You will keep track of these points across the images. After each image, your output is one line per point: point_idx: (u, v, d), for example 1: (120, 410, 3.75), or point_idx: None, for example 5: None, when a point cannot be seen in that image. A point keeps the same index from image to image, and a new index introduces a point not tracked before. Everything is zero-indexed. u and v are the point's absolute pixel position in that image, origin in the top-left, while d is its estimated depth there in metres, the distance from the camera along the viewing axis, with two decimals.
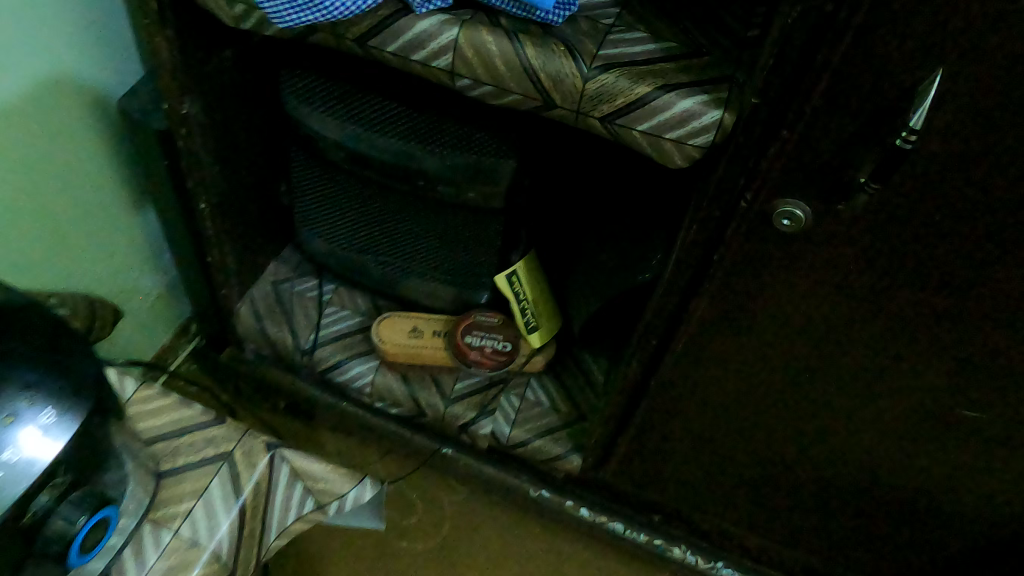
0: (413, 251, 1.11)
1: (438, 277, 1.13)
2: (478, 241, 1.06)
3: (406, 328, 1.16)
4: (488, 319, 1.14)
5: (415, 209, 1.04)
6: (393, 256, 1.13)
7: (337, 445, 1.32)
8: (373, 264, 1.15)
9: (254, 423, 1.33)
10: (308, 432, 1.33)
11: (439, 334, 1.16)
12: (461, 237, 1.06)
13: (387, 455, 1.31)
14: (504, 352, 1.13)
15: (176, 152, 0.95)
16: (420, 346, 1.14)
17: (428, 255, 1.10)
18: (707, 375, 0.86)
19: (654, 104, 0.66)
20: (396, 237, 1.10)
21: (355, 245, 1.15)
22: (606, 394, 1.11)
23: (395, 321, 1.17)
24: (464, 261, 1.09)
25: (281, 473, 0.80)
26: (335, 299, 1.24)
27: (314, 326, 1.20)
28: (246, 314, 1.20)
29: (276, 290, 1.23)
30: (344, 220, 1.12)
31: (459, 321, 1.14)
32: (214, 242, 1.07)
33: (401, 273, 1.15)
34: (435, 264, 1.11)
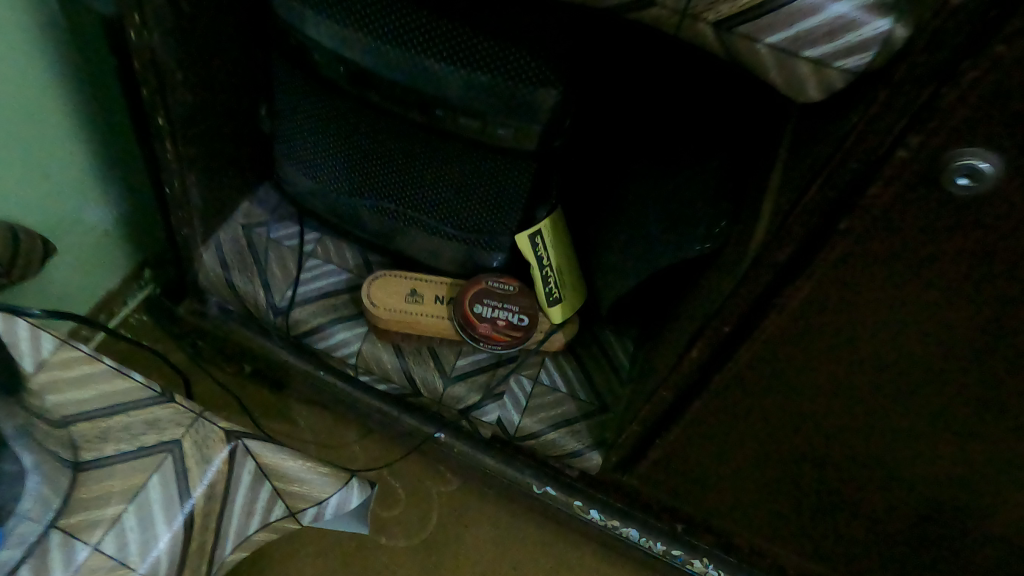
0: (420, 198, 0.91)
1: (447, 234, 0.94)
2: (501, 192, 0.87)
3: (402, 291, 0.97)
4: (503, 286, 0.95)
5: (428, 146, 0.85)
6: (394, 204, 0.93)
7: (309, 421, 1.13)
8: (369, 212, 0.96)
9: (214, 390, 1.14)
10: (276, 404, 1.14)
11: (441, 301, 0.97)
12: (482, 184, 0.87)
13: (367, 436, 1.13)
14: (519, 327, 0.94)
15: (127, 48, 0.75)
16: (420, 313, 0.96)
17: (437, 206, 0.91)
18: (786, 375, 0.68)
19: (797, 6, 0.48)
20: (401, 180, 0.90)
21: (347, 189, 0.95)
22: (635, 384, 0.94)
23: (391, 281, 0.98)
24: (481, 216, 0.91)
25: (244, 471, 0.61)
26: (318, 251, 1.05)
27: (292, 280, 1.01)
28: (210, 262, 1.00)
29: (248, 236, 1.03)
30: (336, 154, 0.92)
31: (466, 287, 0.95)
32: (173, 169, 0.86)
33: (401, 227, 0.96)
34: (444, 218, 0.92)
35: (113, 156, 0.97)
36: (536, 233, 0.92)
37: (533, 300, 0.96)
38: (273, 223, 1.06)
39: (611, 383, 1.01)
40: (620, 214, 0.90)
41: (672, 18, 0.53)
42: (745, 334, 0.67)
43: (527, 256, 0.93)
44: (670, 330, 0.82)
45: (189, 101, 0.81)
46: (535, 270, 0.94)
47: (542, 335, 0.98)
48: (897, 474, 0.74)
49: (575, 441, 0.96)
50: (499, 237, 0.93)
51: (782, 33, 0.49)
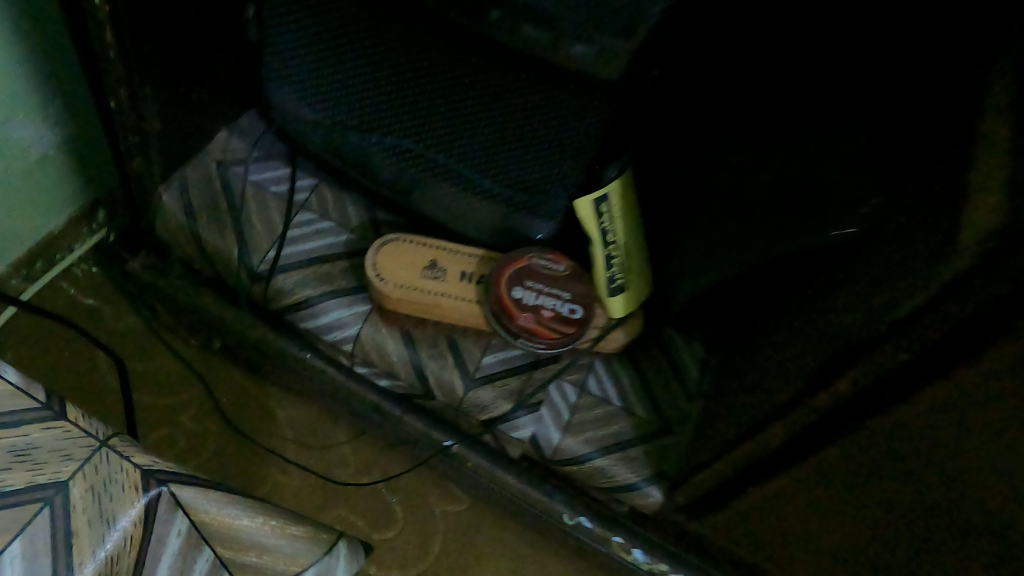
0: (451, 139, 0.69)
1: (481, 191, 0.72)
2: (561, 138, 0.64)
3: (419, 264, 0.74)
4: (551, 266, 0.73)
5: (467, 66, 0.62)
6: (417, 144, 0.71)
7: (289, 414, 0.90)
8: (381, 153, 0.73)
9: (173, 367, 0.91)
10: (248, 389, 0.91)
11: (470, 280, 0.74)
12: (536, 126, 0.64)
13: (359, 438, 0.90)
14: (569, 320, 0.72)
15: None
16: (440, 295, 0.73)
17: (472, 151, 0.69)
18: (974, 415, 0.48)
19: None
20: (429, 112, 0.67)
21: (353, 121, 0.72)
22: (711, 405, 0.72)
23: (405, 250, 0.75)
24: (529, 170, 0.68)
25: (173, 533, 0.39)
26: (312, 203, 0.81)
27: (277, 238, 0.78)
28: (172, 205, 0.77)
29: (223, 176, 0.80)
30: (341, 73, 0.69)
31: (503, 264, 0.72)
32: (118, 76, 0.63)
33: (421, 176, 0.73)
34: (481, 168, 0.70)
35: (49, 58, 0.74)
36: (603, 200, 0.69)
37: (588, 285, 0.74)
38: (255, 161, 0.82)
39: (674, 396, 0.79)
40: (718, 183, 0.67)
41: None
42: (931, 370, 0.45)
43: (588, 229, 0.70)
44: (780, 343, 0.60)
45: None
46: (597, 248, 0.71)
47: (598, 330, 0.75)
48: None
49: (629, 471, 0.74)
50: (549, 201, 0.70)
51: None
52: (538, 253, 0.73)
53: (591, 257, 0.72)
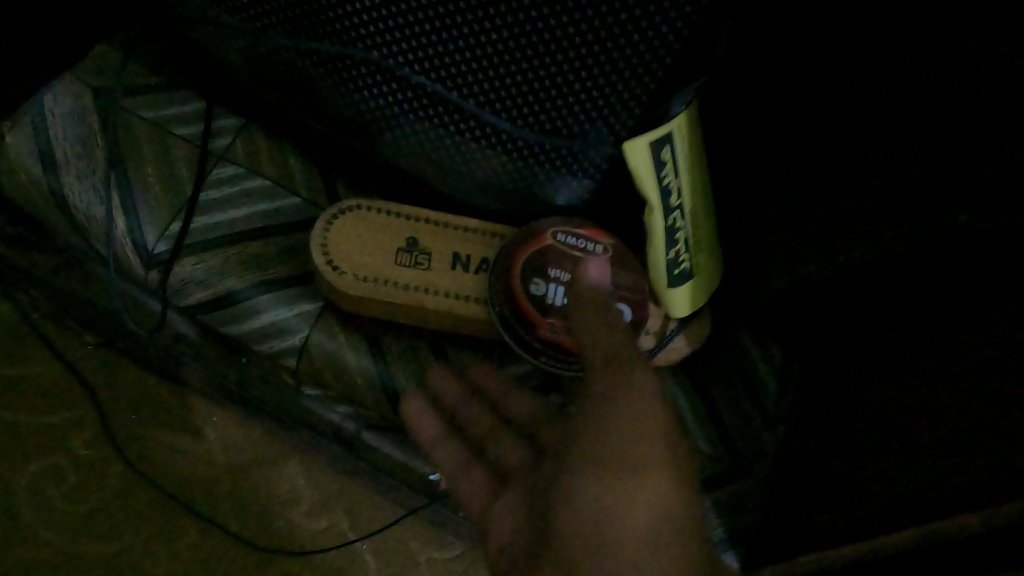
0: (430, 52, 0.44)
1: (479, 129, 0.48)
2: (603, 54, 0.40)
3: (391, 244, 0.51)
4: (585, 247, 0.50)
5: None
6: (389, 61, 0.46)
7: (219, 435, 0.66)
8: (329, 72, 0.49)
9: (57, 377, 0.66)
10: (162, 403, 0.66)
11: (467, 267, 0.51)
12: (562, 31, 0.39)
13: (312, 468, 0.66)
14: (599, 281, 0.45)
15: None
16: (425, 289, 0.50)
17: (464, 70, 0.44)
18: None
19: None
20: (408, 9, 0.42)
21: (281, 23, 0.47)
22: (813, 445, 0.50)
23: (371, 226, 0.51)
24: (552, 100, 0.44)
25: None
26: (236, 150, 0.57)
27: (184, 205, 0.54)
28: (23, 154, 0.53)
29: (101, 108, 0.54)
30: None
31: (515, 242, 0.50)
32: None
33: (391, 105, 0.49)
34: (478, 96, 0.46)
35: None
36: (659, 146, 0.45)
37: (638, 270, 0.50)
38: (149, 90, 0.56)
39: (747, 421, 0.57)
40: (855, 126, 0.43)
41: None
42: None
43: (643, 189, 0.47)
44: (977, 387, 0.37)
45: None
46: (656, 218, 0.48)
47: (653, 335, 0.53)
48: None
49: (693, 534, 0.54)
50: (581, 147, 0.46)
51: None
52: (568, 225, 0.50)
53: (646, 233, 0.49)
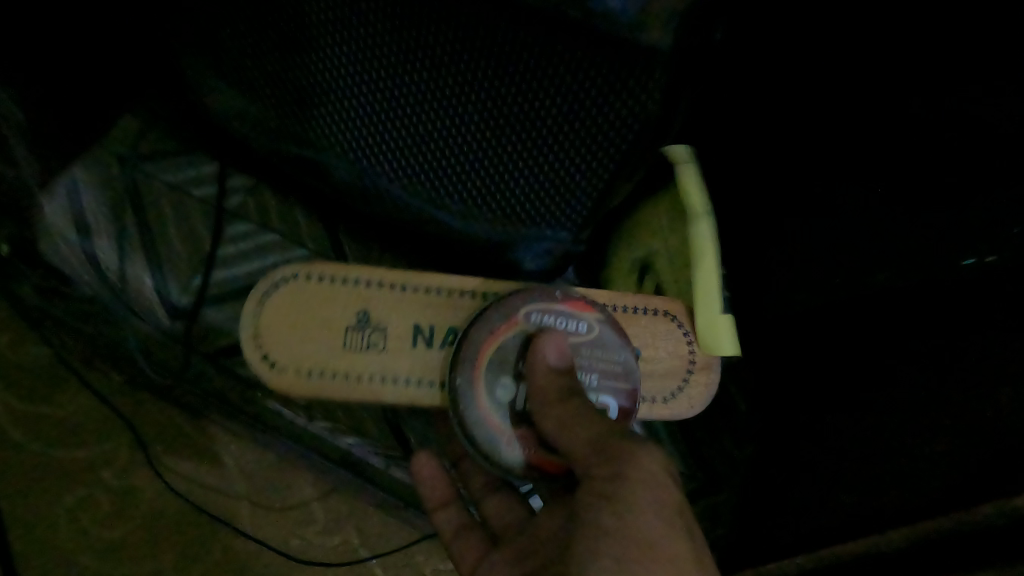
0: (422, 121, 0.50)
1: (462, 192, 0.52)
2: (581, 103, 0.47)
3: (339, 324, 0.50)
4: (570, 326, 0.48)
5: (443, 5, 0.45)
6: (406, 111, 0.50)
7: (239, 462, 0.72)
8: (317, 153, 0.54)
9: (91, 413, 0.72)
10: (185, 431, 0.72)
11: (432, 346, 0.50)
12: (544, 85, 0.47)
13: (329, 496, 0.72)
14: (558, 350, 0.45)
15: None
16: (366, 377, 0.50)
17: (453, 133, 0.50)
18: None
19: None
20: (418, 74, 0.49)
21: (277, 110, 0.53)
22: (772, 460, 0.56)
23: (316, 295, 0.51)
24: (534, 154, 0.50)
25: None
26: (250, 209, 0.63)
27: (203, 260, 0.61)
28: (57, 220, 0.58)
29: (127, 176, 0.61)
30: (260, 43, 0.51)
31: (470, 357, 0.47)
32: None
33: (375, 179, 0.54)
34: (465, 158, 0.51)
35: None
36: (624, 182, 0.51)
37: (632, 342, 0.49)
38: (168, 156, 0.63)
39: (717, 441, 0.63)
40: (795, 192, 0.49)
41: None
42: None
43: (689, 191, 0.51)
44: None
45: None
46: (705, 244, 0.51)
47: (663, 401, 0.53)
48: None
49: None
50: (559, 203, 0.51)
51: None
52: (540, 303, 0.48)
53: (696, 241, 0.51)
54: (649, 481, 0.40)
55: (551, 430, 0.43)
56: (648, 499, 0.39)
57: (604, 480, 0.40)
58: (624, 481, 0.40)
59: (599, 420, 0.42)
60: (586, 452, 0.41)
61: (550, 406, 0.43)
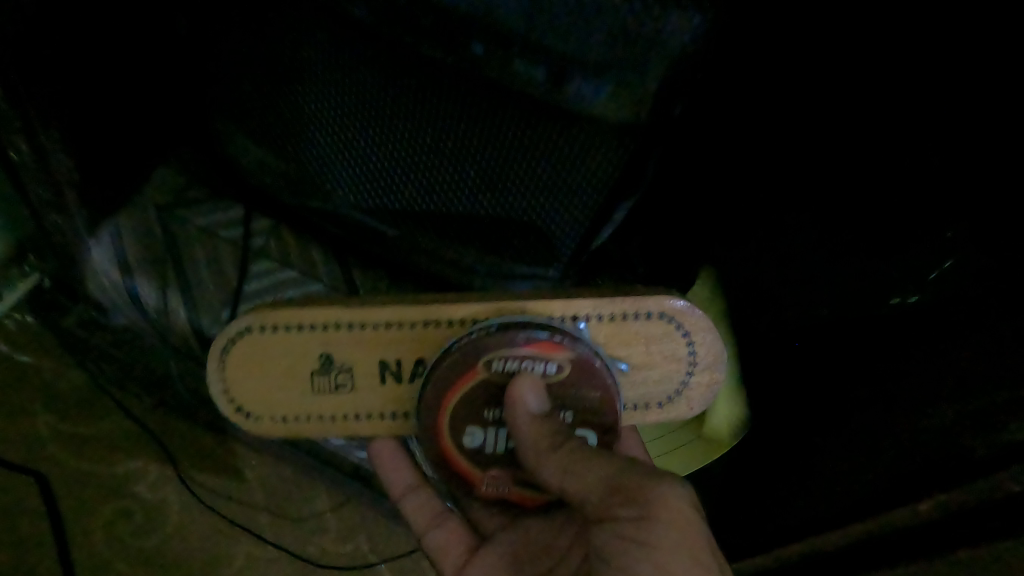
0: (402, 183, 0.57)
1: (444, 239, 0.59)
2: (540, 169, 0.52)
3: (301, 371, 0.47)
4: (537, 370, 0.41)
5: (415, 93, 0.51)
6: (389, 176, 0.57)
7: (259, 475, 0.79)
8: (319, 203, 0.61)
9: (127, 430, 0.79)
10: (210, 447, 0.79)
11: (400, 380, 0.46)
12: (505, 157, 0.53)
13: (342, 507, 0.79)
14: (535, 395, 0.41)
15: None
16: (346, 416, 0.48)
17: (432, 195, 0.57)
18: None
19: None
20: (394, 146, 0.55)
21: (283, 169, 0.60)
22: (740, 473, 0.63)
23: (271, 348, 0.46)
24: (504, 214, 0.56)
25: None
26: (271, 248, 0.70)
27: (231, 296, 0.68)
28: (103, 260, 0.66)
29: (165, 221, 0.69)
30: (262, 119, 0.58)
31: (433, 407, 0.43)
32: (16, 126, 0.52)
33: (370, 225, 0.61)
34: (444, 213, 0.58)
35: None
36: (606, 228, 0.57)
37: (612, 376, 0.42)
38: (202, 202, 0.70)
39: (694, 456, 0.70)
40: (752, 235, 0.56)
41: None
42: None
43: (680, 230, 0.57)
44: None
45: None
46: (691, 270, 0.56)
47: (660, 405, 0.47)
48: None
49: None
50: (536, 253, 0.57)
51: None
52: (498, 354, 0.41)
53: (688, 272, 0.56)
54: (679, 523, 0.38)
55: (550, 476, 0.41)
56: (678, 538, 0.38)
57: (634, 525, 0.39)
58: (655, 527, 0.38)
59: (611, 461, 0.41)
60: (610, 497, 0.40)
61: (544, 457, 0.41)
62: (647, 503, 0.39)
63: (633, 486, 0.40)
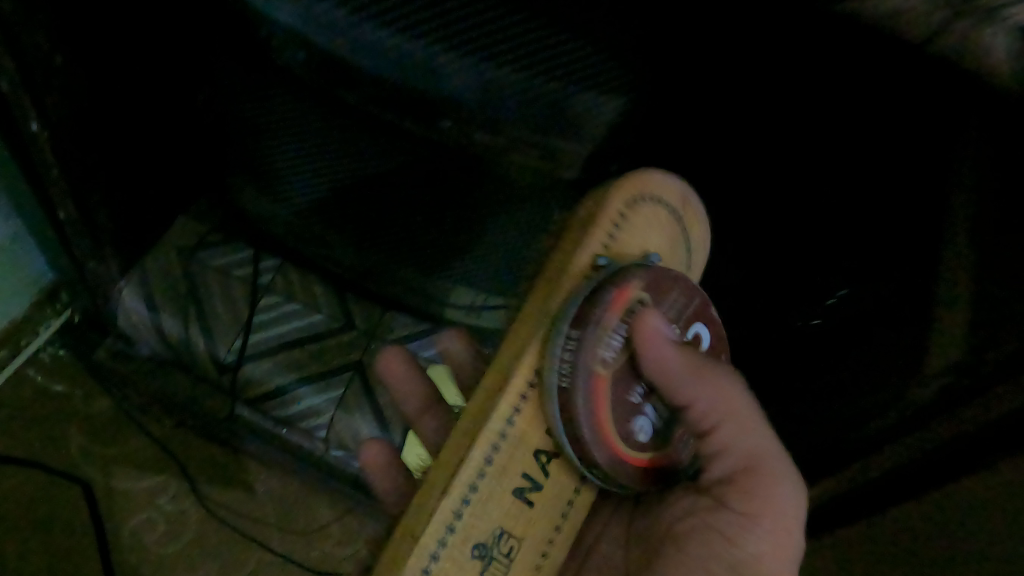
0: (363, 242, 0.69)
1: (405, 279, 0.72)
2: (474, 234, 0.64)
3: (496, 405, 0.41)
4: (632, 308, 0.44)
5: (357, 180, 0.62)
6: (351, 237, 0.69)
7: (269, 488, 0.88)
8: (303, 248, 0.74)
9: (150, 452, 0.88)
10: (226, 464, 0.89)
11: (539, 486, 0.44)
12: (441, 227, 0.64)
13: (344, 514, 0.88)
14: (661, 333, 0.45)
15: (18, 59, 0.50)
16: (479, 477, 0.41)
17: (387, 250, 0.69)
18: (952, 485, 0.51)
19: None
20: (349, 218, 0.67)
21: (274, 224, 0.72)
22: None
23: (472, 421, 0.41)
24: (449, 262, 0.68)
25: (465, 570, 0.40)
26: (278, 284, 0.80)
27: (242, 327, 0.78)
28: (132, 298, 0.76)
29: (184, 263, 0.79)
30: (249, 189, 0.70)
31: (582, 384, 0.42)
32: (65, 193, 0.61)
33: (344, 266, 0.74)
34: (400, 262, 0.70)
35: None
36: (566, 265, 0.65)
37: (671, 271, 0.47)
38: (217, 245, 0.80)
39: None
40: None
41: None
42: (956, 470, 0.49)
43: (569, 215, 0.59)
44: None
45: (63, 80, 0.53)
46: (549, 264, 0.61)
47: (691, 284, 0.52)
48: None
49: None
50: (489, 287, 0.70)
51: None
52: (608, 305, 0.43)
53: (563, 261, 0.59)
54: (773, 511, 0.49)
55: (701, 400, 0.48)
56: (767, 522, 0.49)
57: (724, 482, 0.51)
58: (739, 493, 0.50)
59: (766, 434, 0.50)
60: (744, 470, 0.50)
61: (699, 376, 0.47)
62: (744, 477, 0.50)
63: (744, 458, 0.50)
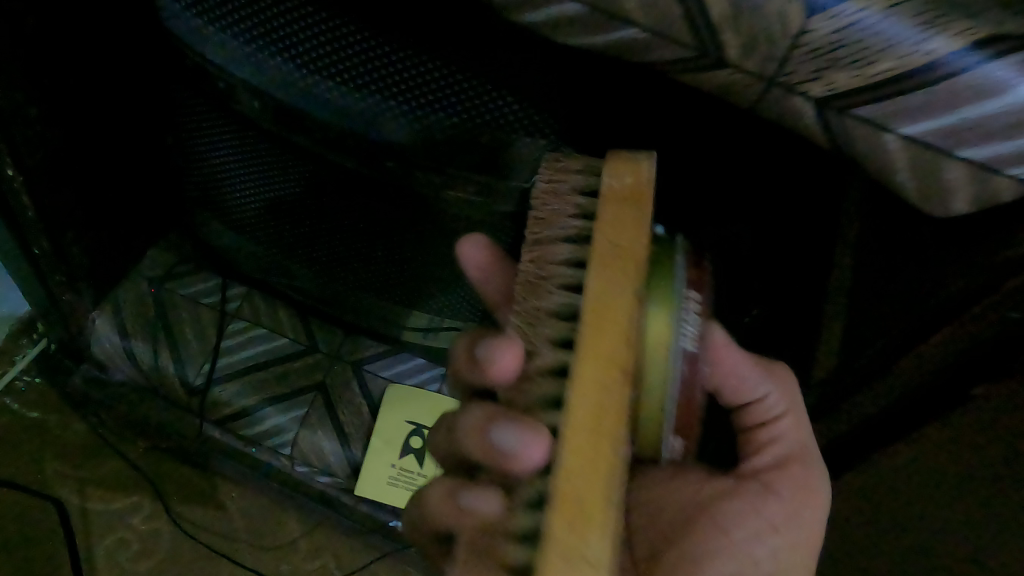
0: (318, 273, 0.74)
1: (361, 306, 0.76)
2: (418, 264, 0.68)
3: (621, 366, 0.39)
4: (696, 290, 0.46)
5: (308, 216, 0.67)
6: (307, 268, 0.74)
7: (240, 506, 0.92)
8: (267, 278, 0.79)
9: (123, 475, 0.91)
10: (197, 484, 0.92)
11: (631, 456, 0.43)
12: (388, 258, 0.69)
13: (312, 530, 0.92)
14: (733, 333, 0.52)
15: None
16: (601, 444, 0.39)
17: (341, 280, 0.74)
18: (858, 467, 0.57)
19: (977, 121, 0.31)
20: (304, 250, 0.72)
21: (237, 255, 0.77)
22: None
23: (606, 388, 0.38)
24: (398, 290, 0.72)
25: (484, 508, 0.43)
26: (245, 310, 0.85)
27: (210, 351, 0.83)
28: (105, 327, 0.81)
29: (154, 293, 0.83)
30: (212, 223, 0.75)
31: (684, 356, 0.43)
32: (39, 231, 0.65)
33: (305, 294, 0.79)
34: (355, 291, 0.75)
35: None
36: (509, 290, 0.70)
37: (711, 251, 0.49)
38: (186, 275, 0.85)
39: None
40: None
41: (754, 82, 0.34)
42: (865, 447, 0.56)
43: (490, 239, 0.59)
44: None
45: (36, 128, 0.58)
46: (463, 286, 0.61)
47: None
48: (983, 554, 0.62)
49: None
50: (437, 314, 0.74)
51: (935, 117, 0.32)
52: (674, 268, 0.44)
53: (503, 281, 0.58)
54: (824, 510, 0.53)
55: (765, 388, 0.54)
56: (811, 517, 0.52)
57: (771, 470, 0.53)
58: (787, 479, 0.53)
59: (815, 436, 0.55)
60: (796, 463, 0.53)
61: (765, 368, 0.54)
62: (795, 469, 0.53)
63: (800, 454, 0.53)
